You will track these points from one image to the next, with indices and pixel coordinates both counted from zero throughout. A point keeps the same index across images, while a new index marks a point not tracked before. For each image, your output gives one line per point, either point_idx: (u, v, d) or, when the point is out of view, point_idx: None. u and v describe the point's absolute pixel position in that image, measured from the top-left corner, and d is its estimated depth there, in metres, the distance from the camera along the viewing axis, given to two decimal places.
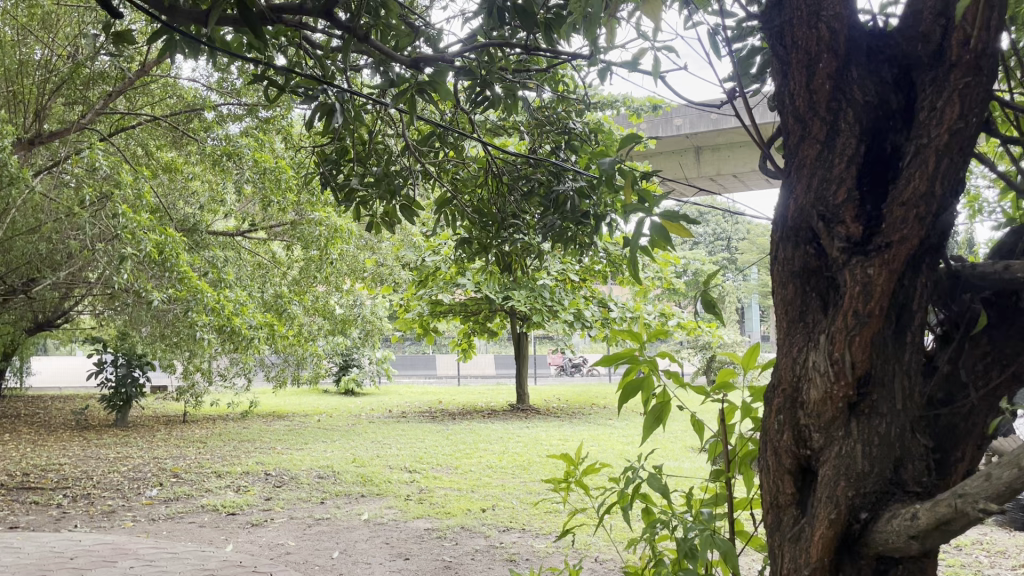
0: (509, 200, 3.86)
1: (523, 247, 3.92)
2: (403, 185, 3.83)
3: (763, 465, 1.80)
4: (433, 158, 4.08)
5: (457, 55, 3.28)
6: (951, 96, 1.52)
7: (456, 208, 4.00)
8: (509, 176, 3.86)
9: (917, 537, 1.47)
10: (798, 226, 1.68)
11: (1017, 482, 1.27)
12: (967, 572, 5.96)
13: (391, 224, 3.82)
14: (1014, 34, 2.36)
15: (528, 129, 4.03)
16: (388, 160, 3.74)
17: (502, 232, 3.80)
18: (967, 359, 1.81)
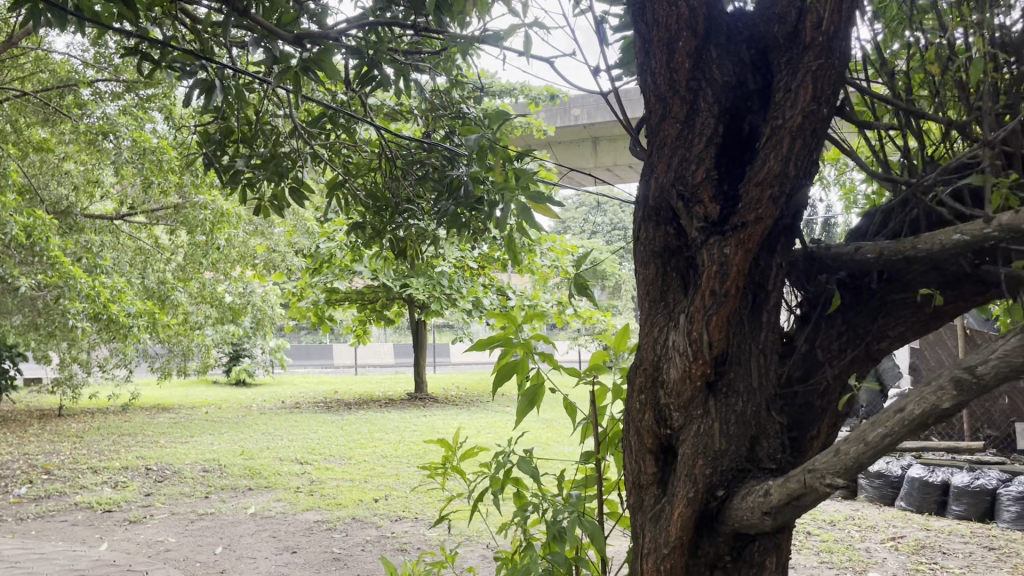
0: (404, 183, 3.80)
1: (418, 233, 3.83)
2: (292, 167, 3.67)
3: (626, 445, 1.79)
4: (324, 139, 3.94)
5: (343, 33, 3.19)
6: (805, 78, 1.54)
7: (348, 191, 3.85)
8: (403, 160, 3.77)
9: (770, 514, 1.54)
10: (658, 205, 1.65)
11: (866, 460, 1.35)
12: (840, 546, 6.29)
13: (280, 208, 3.66)
14: (891, 28, 2.43)
15: (422, 113, 3.97)
16: (275, 142, 3.58)
17: (396, 217, 3.75)
18: (822, 340, 1.87)
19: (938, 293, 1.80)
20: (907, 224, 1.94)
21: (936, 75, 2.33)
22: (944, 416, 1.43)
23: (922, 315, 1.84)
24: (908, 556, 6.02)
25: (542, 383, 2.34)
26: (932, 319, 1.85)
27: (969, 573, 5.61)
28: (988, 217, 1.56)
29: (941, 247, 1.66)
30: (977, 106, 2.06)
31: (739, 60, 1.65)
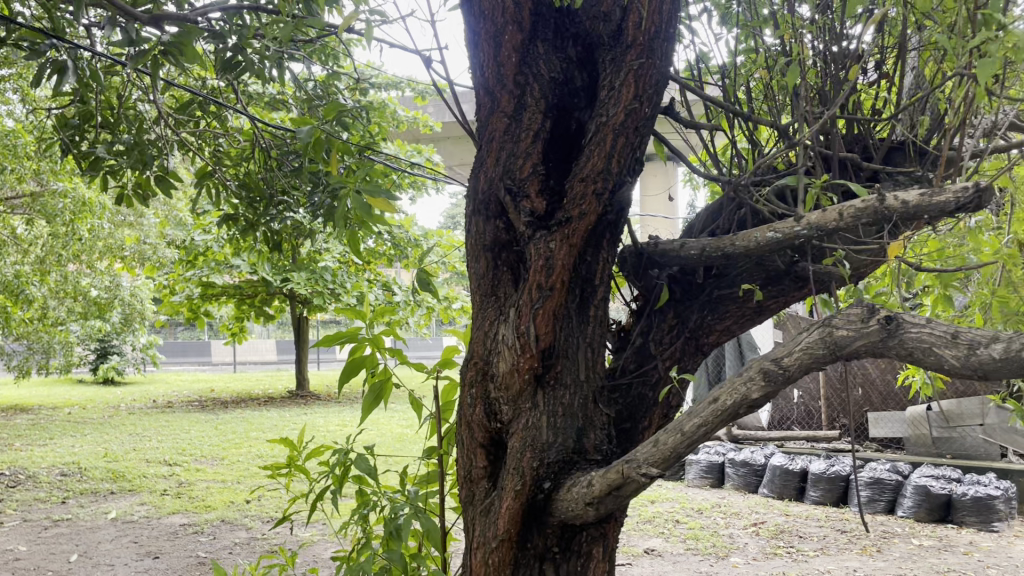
0: (278, 174, 3.68)
1: (295, 226, 3.72)
2: (159, 154, 3.46)
3: (458, 440, 1.80)
4: (191, 127, 3.73)
5: (205, 14, 3.09)
6: (627, 76, 1.60)
7: (219, 182, 3.67)
8: (279, 151, 3.69)
9: (593, 504, 1.58)
10: (487, 198, 1.68)
11: None
12: (705, 533, 6.54)
13: (145, 197, 3.48)
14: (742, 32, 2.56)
15: (298, 104, 3.91)
16: (141, 127, 3.35)
17: (271, 209, 3.58)
18: (655, 333, 2.14)
19: (760, 288, 2.08)
20: (736, 222, 2.21)
21: (771, 84, 2.50)
22: (754, 405, 1.54)
23: (748, 308, 2.13)
24: (768, 540, 6.31)
25: (390, 378, 2.32)
26: (756, 312, 2.13)
27: (822, 555, 5.92)
28: (799, 217, 1.77)
29: (756, 245, 1.83)
30: (798, 109, 2.24)
31: (564, 57, 1.73)
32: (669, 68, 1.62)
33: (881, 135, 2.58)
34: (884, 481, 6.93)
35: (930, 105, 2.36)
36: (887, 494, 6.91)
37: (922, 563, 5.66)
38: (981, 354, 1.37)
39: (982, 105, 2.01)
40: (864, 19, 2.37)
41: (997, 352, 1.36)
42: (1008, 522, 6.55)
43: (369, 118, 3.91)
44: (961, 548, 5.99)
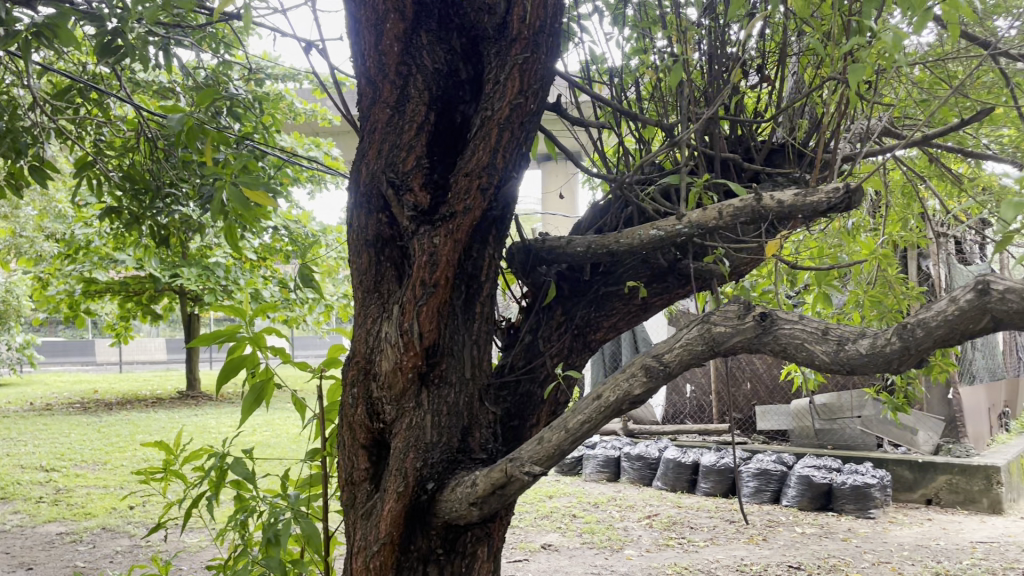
0: (165, 166, 3.49)
1: (182, 219, 3.62)
2: (32, 143, 3.19)
3: (340, 443, 1.93)
4: (71, 115, 3.49)
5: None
6: (512, 70, 1.84)
7: (101, 172, 3.43)
8: (165, 141, 3.48)
9: (476, 504, 1.69)
10: (369, 191, 1.88)
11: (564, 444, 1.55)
12: (601, 526, 6.64)
13: (16, 186, 3.24)
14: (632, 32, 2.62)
15: (186, 93, 3.73)
16: (12, 112, 3.09)
17: (158, 202, 3.43)
18: (543, 329, 2.17)
19: (645, 286, 2.20)
20: (623, 220, 2.27)
21: (659, 85, 2.55)
22: (636, 400, 1.57)
23: (634, 305, 2.22)
24: (661, 532, 6.46)
25: (272, 378, 2.24)
26: (642, 309, 2.24)
27: (711, 545, 6.09)
28: (680, 216, 1.80)
29: (639, 242, 1.86)
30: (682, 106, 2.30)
31: (450, 49, 1.97)
32: (550, 63, 1.86)
33: (764, 136, 2.67)
34: (770, 472, 7.23)
35: (808, 108, 2.45)
36: (773, 484, 7.20)
37: (804, 550, 5.91)
38: (849, 350, 1.45)
39: (855, 108, 2.12)
40: (748, 23, 2.45)
41: (863, 347, 1.44)
42: (883, 508, 6.91)
43: (262, 109, 3.77)
44: (840, 535, 6.28)
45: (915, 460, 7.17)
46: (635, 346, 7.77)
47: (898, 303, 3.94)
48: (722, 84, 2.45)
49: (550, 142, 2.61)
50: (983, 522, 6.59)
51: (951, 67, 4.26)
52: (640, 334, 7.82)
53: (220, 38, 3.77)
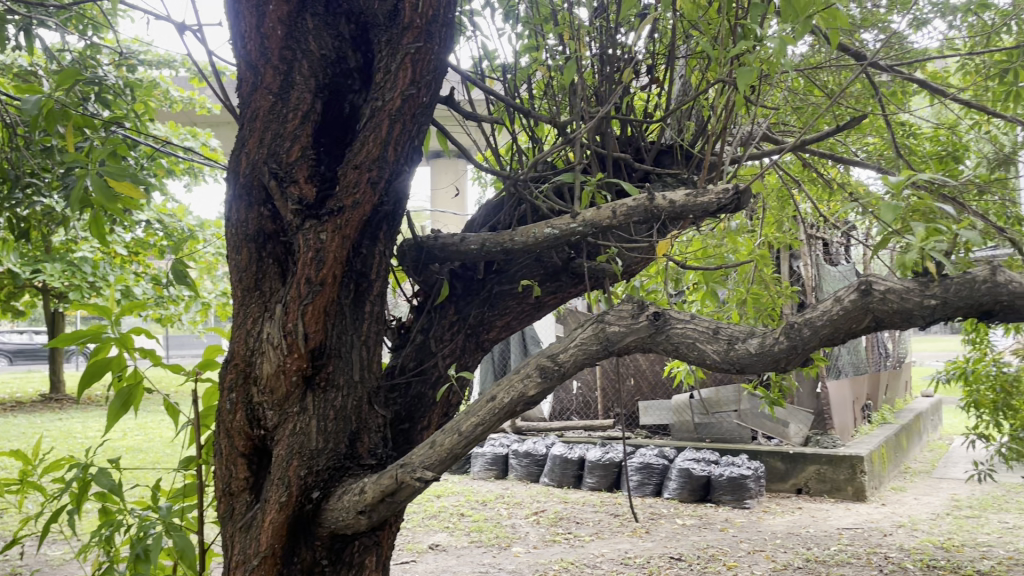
0: (22, 154, 3.21)
1: (44, 211, 3.36)
2: None
3: (217, 451, 1.93)
4: None
5: None
6: (404, 60, 1.87)
7: None
8: (25, 128, 3.21)
9: (365, 513, 1.76)
10: (250, 182, 1.88)
11: (457, 447, 1.67)
12: (489, 524, 6.64)
13: None
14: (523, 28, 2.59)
15: (48, 77, 3.45)
16: None
17: (15, 193, 3.15)
18: (435, 328, 2.23)
19: (539, 284, 2.29)
20: (516, 217, 2.26)
21: (551, 84, 2.56)
22: (531, 401, 1.72)
23: (528, 304, 2.31)
24: (548, 528, 6.50)
25: (141, 382, 2.10)
26: (535, 307, 2.33)
27: (597, 539, 6.18)
28: (573, 214, 1.79)
29: (534, 241, 1.84)
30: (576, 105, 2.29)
31: (339, 35, 1.98)
32: (443, 54, 1.89)
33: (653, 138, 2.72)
34: (653, 466, 7.40)
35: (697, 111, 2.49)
36: (655, 477, 7.38)
37: (685, 541, 6.08)
38: (740, 350, 1.70)
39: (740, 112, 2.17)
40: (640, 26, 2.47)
41: (754, 346, 1.71)
42: (758, 498, 7.21)
43: (135, 97, 3.54)
44: (718, 526, 6.50)
45: (786, 452, 7.52)
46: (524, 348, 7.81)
47: (773, 302, 4.09)
48: (614, 85, 2.47)
49: (441, 137, 2.57)
50: (847, 509, 6.97)
51: (823, 78, 4.47)
52: (528, 336, 7.88)
53: (87, 19, 3.52)
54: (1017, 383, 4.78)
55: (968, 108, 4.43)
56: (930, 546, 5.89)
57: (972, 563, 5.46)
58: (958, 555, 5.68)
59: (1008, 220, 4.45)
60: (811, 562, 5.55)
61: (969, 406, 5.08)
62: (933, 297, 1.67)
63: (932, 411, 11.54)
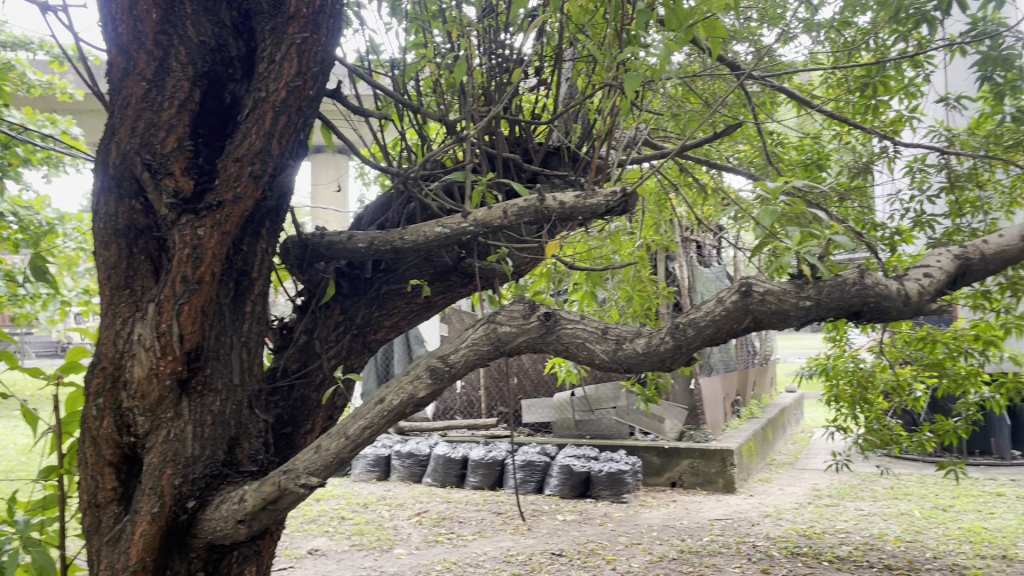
0: None
1: None
2: None
3: (82, 460, 1.89)
4: None
5: None
6: (289, 51, 1.90)
7: None
8: None
9: (244, 522, 1.77)
10: (120, 174, 1.85)
11: (342, 451, 1.73)
12: (370, 527, 6.53)
13: None
14: (412, 25, 2.56)
15: None
16: None
17: None
18: (319, 329, 2.28)
19: (428, 284, 2.40)
20: (406, 216, 2.24)
21: (440, 82, 2.53)
22: (419, 402, 1.79)
23: (416, 304, 2.41)
24: (430, 529, 6.46)
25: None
26: (423, 306, 2.43)
27: (479, 538, 6.19)
28: (464, 213, 1.81)
29: (425, 240, 1.83)
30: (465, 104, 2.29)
31: (219, 22, 2.01)
32: (330, 46, 1.94)
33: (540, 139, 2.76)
34: (535, 463, 7.49)
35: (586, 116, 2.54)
36: (537, 474, 7.47)
37: (565, 537, 6.18)
38: (627, 350, 1.84)
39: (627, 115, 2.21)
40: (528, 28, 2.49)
41: (640, 346, 1.84)
42: (635, 492, 7.41)
43: None
44: (597, 520, 6.64)
45: (662, 447, 7.77)
46: (409, 351, 7.76)
47: (652, 301, 4.22)
48: (503, 86, 2.49)
49: (326, 132, 2.51)
50: (718, 501, 7.28)
51: (699, 86, 4.66)
52: (413, 337, 7.84)
53: None
54: (872, 378, 5.13)
55: (831, 119, 4.70)
56: (794, 534, 6.22)
57: (831, 549, 5.80)
58: (819, 542, 6.02)
59: (865, 226, 4.76)
60: (685, 553, 5.75)
61: (828, 400, 5.37)
62: (808, 297, 1.82)
63: (795, 405, 12.20)
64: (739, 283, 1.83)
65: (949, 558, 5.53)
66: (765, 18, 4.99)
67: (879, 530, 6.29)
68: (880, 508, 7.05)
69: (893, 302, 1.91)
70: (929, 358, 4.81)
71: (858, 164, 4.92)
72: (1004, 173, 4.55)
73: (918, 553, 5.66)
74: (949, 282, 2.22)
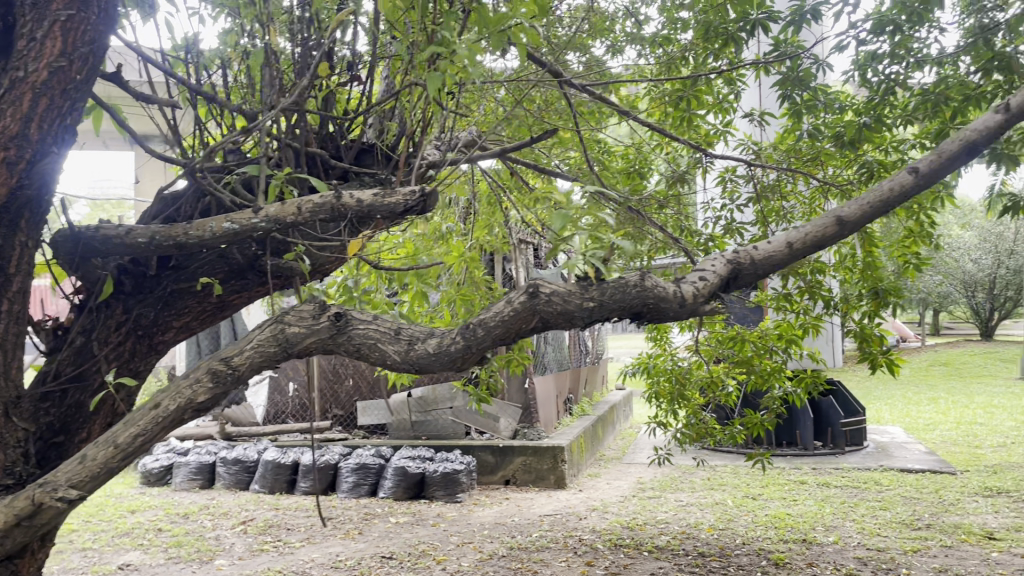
0: None
1: None
2: None
3: None
4: None
5: None
6: (53, 27, 2.27)
7: None
8: None
9: (4, 537, 2.17)
10: None
11: (103, 467, 2.13)
12: (190, 538, 6.20)
13: None
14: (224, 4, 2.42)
15: None
16: None
17: None
18: (98, 330, 2.72)
19: (222, 281, 2.84)
20: (202, 210, 2.45)
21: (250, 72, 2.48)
22: (200, 405, 2.21)
23: (209, 301, 2.90)
24: (255, 537, 6.22)
25: None
26: (217, 306, 2.92)
27: (307, 545, 6.03)
28: (255, 210, 2.10)
29: (214, 233, 2.10)
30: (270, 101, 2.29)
31: None
32: (99, 28, 2.32)
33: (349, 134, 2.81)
34: (369, 466, 7.39)
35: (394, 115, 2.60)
36: (371, 477, 7.38)
37: (397, 540, 6.12)
38: (420, 350, 2.36)
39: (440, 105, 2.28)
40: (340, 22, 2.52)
41: (431, 347, 2.37)
42: (469, 492, 7.47)
43: None
44: (430, 521, 6.63)
45: (496, 445, 7.88)
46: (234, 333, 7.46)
47: (479, 302, 4.28)
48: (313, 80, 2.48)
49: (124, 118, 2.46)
50: (549, 497, 7.45)
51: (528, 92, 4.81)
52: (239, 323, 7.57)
53: None
54: (689, 374, 5.44)
55: (650, 130, 4.93)
56: (618, 526, 6.46)
57: (651, 540, 6.07)
58: (640, 533, 6.29)
59: (682, 231, 5.03)
60: (514, 550, 5.84)
61: (649, 397, 5.59)
62: (591, 298, 2.42)
63: (624, 403, 12.72)
64: (528, 286, 2.38)
65: (756, 543, 5.93)
66: (594, 29, 5.17)
67: (695, 519, 6.66)
68: (697, 498, 7.47)
69: (669, 302, 2.47)
70: (739, 356, 5.14)
71: (676, 173, 5.18)
72: (804, 185, 4.91)
73: (729, 540, 6.03)
74: (722, 284, 2.69)
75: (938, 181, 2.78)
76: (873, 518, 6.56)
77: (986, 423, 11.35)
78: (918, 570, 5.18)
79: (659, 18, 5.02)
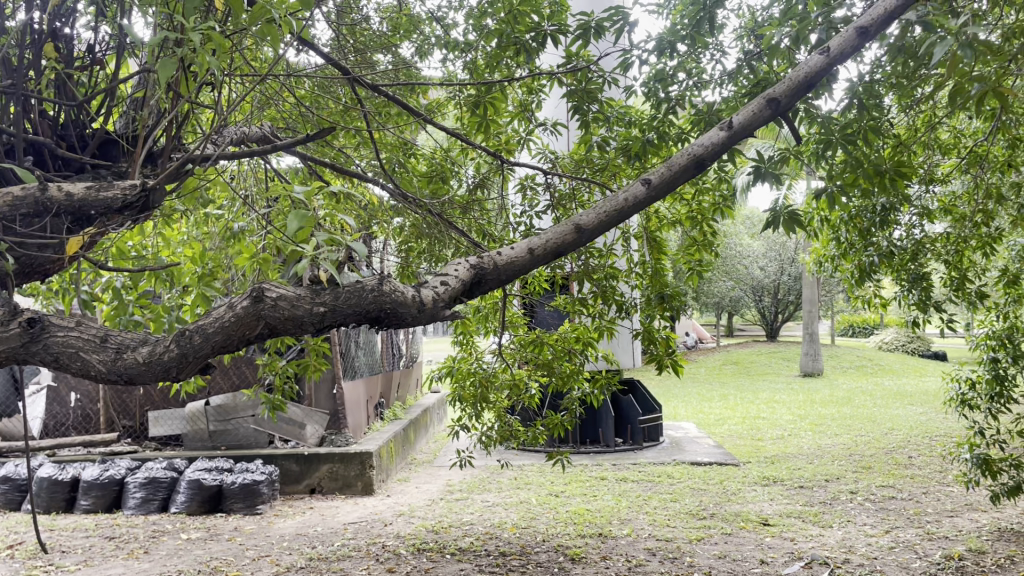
0: None
1: None
2: None
3: None
4: None
5: None
6: None
7: None
8: None
9: None
10: None
11: None
12: None
13: None
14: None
15: None
16: None
17: None
18: None
19: None
20: None
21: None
22: None
23: None
24: (23, 562, 5.64)
25: None
26: None
27: (83, 568, 5.53)
28: None
29: None
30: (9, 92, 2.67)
31: None
32: None
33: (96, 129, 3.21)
34: (159, 480, 6.90)
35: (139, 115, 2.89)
36: (162, 492, 6.90)
37: (186, 557, 5.76)
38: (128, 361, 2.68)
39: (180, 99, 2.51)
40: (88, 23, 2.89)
41: (140, 357, 2.69)
42: (270, 503, 7.16)
43: None
44: (225, 536, 6.30)
45: (301, 454, 7.60)
46: None
47: None
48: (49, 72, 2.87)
49: None
50: (355, 504, 7.30)
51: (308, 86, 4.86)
52: None
53: None
54: (493, 378, 5.39)
55: (451, 137, 4.93)
56: (422, 530, 6.43)
57: (454, 541, 6.08)
58: (444, 536, 6.28)
59: (484, 236, 5.11)
60: (313, 561, 5.65)
61: (454, 402, 5.50)
62: (323, 302, 2.62)
63: (438, 406, 12.74)
64: (253, 292, 2.59)
65: (554, 540, 6.09)
66: (399, 30, 5.13)
67: (499, 519, 6.75)
68: (503, 498, 7.58)
69: (408, 307, 2.67)
70: (540, 359, 5.25)
71: (477, 178, 5.24)
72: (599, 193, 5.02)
73: (530, 537, 6.16)
74: (466, 288, 2.87)
75: (673, 190, 2.93)
76: (664, 509, 6.92)
77: (768, 417, 12.34)
78: (700, 557, 5.52)
79: (464, 24, 5.06)
